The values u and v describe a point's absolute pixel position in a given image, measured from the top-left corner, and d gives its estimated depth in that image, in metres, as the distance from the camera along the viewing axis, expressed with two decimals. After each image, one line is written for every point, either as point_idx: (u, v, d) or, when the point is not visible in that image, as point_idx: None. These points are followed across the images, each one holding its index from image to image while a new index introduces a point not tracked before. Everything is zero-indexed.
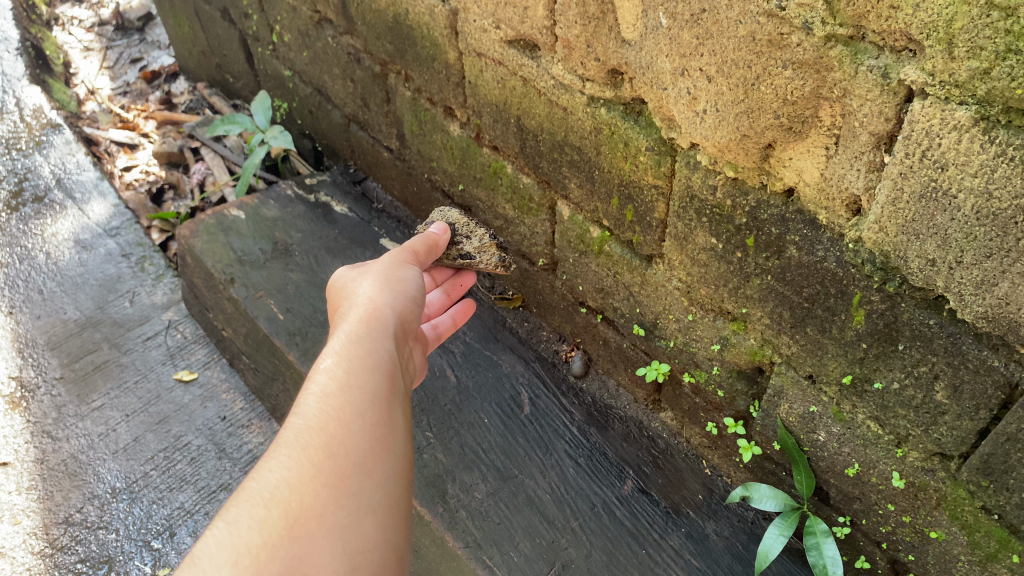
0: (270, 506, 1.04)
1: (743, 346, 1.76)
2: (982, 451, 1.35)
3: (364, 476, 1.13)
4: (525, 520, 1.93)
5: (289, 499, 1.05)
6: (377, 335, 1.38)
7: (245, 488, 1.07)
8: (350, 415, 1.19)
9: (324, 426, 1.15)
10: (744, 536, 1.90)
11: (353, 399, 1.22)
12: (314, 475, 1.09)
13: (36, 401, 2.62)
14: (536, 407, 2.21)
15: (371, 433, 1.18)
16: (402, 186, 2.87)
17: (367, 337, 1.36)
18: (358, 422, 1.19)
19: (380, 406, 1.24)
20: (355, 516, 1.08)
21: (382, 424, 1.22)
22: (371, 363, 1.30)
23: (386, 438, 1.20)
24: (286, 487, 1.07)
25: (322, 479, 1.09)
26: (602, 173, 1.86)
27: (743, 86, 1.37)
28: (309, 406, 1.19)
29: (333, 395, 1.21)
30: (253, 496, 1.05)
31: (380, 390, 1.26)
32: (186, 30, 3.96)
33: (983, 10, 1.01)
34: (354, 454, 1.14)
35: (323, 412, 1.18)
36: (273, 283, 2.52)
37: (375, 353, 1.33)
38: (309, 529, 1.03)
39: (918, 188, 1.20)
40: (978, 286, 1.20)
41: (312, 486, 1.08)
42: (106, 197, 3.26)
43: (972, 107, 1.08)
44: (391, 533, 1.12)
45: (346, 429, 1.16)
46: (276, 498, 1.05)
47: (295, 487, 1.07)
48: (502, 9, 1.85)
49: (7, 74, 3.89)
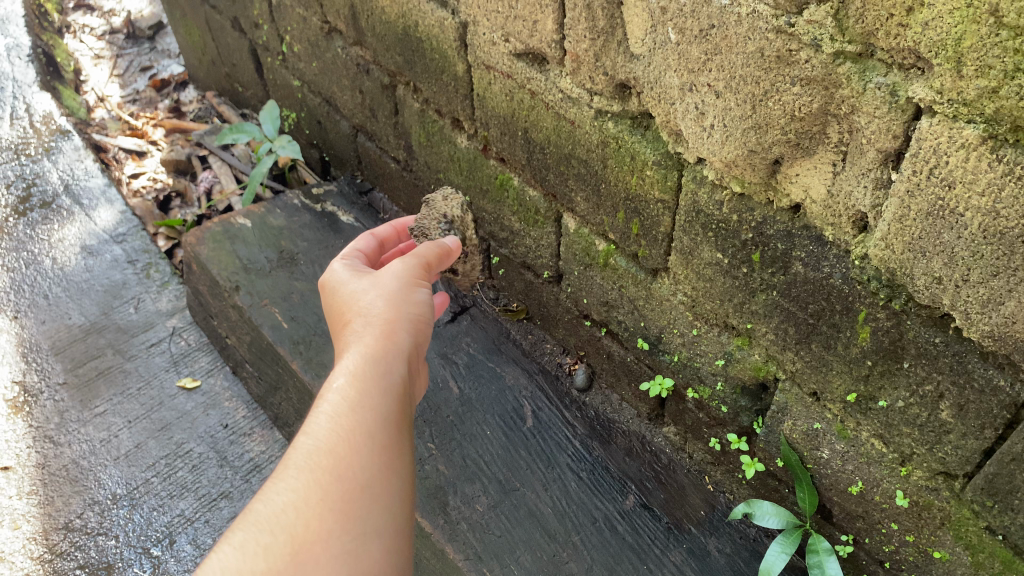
0: (276, 531, 1.05)
1: (747, 362, 1.76)
2: (987, 471, 1.35)
3: (370, 500, 1.14)
4: (526, 534, 1.92)
5: (295, 524, 1.06)
6: (390, 351, 1.37)
7: (251, 510, 1.07)
8: (360, 436, 1.19)
9: (334, 449, 1.15)
10: (745, 553, 1.89)
11: (364, 420, 1.22)
12: (321, 499, 1.09)
13: (39, 406, 2.62)
14: (539, 419, 2.21)
15: (380, 456, 1.19)
16: (408, 197, 2.88)
17: (379, 355, 1.35)
18: (368, 444, 1.19)
19: (389, 427, 1.24)
20: (360, 541, 1.09)
21: (390, 447, 1.22)
22: (382, 382, 1.30)
23: (393, 460, 1.21)
24: (293, 510, 1.07)
25: (329, 503, 1.09)
26: (609, 187, 1.86)
27: (751, 102, 1.37)
28: (320, 425, 1.19)
29: (343, 416, 1.21)
30: (259, 519, 1.06)
31: (389, 411, 1.26)
32: (197, 39, 3.99)
33: (992, 29, 1.01)
34: (362, 478, 1.15)
35: (334, 433, 1.18)
36: (279, 291, 2.53)
37: (386, 372, 1.32)
38: (313, 554, 1.04)
39: (924, 206, 1.20)
40: (984, 305, 1.20)
41: (319, 510, 1.08)
42: (113, 204, 3.27)
43: (979, 125, 1.08)
44: (392, 558, 1.12)
45: (356, 451, 1.17)
46: (282, 522, 1.06)
47: (302, 510, 1.07)
48: (512, 22, 1.86)
49: (18, 80, 3.91)
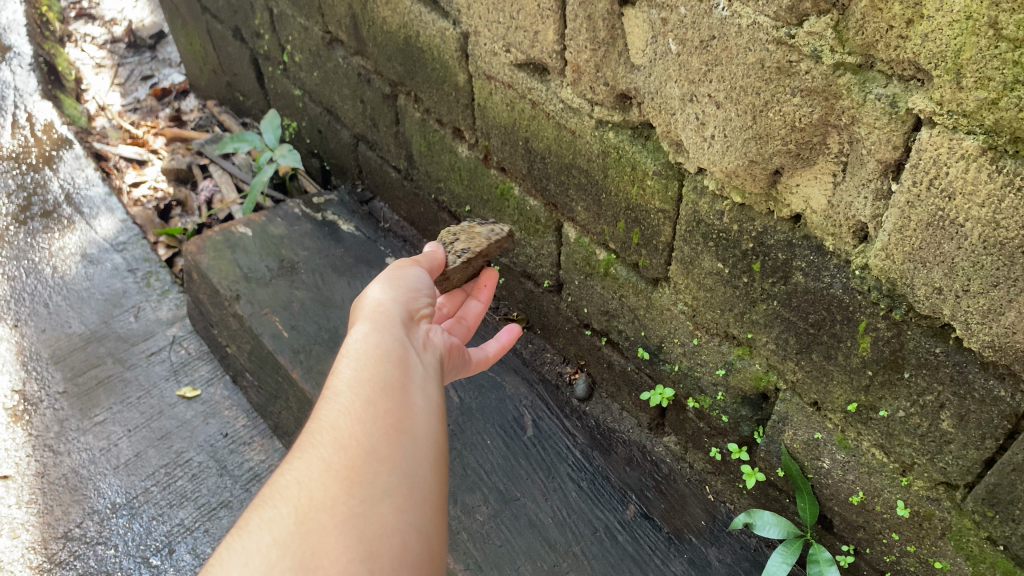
0: (280, 506, 0.95)
1: (748, 371, 1.76)
2: (987, 481, 1.35)
3: (381, 461, 1.02)
4: (527, 544, 1.92)
5: (297, 496, 0.96)
6: (388, 327, 1.28)
7: (259, 497, 0.99)
8: (362, 404, 1.09)
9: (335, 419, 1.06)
10: (747, 563, 1.89)
11: (367, 387, 1.12)
12: (325, 467, 0.99)
13: (39, 414, 2.62)
14: (539, 429, 2.20)
15: (384, 419, 1.08)
16: (409, 206, 2.89)
17: (378, 331, 1.26)
18: (372, 410, 1.09)
19: (394, 390, 1.14)
20: (373, 500, 0.97)
21: (399, 409, 1.11)
22: (382, 353, 1.21)
23: (404, 421, 1.09)
24: (295, 484, 0.97)
25: (332, 470, 0.99)
26: (609, 197, 1.87)
27: (752, 112, 1.38)
28: (322, 404, 1.10)
29: (343, 389, 1.12)
30: (264, 502, 0.97)
31: (393, 377, 1.16)
32: (198, 49, 4.00)
33: (991, 41, 1.02)
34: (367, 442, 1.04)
35: (335, 404, 1.09)
36: (279, 300, 2.53)
37: (387, 345, 1.23)
38: (319, 521, 0.93)
39: (924, 217, 1.21)
40: (984, 316, 1.20)
41: (323, 478, 0.98)
42: (114, 213, 3.28)
43: (979, 136, 1.08)
44: (417, 514, 0.99)
45: (358, 418, 1.07)
46: (285, 497, 0.96)
47: (304, 482, 0.97)
48: (513, 33, 1.88)
49: (19, 89, 3.92)
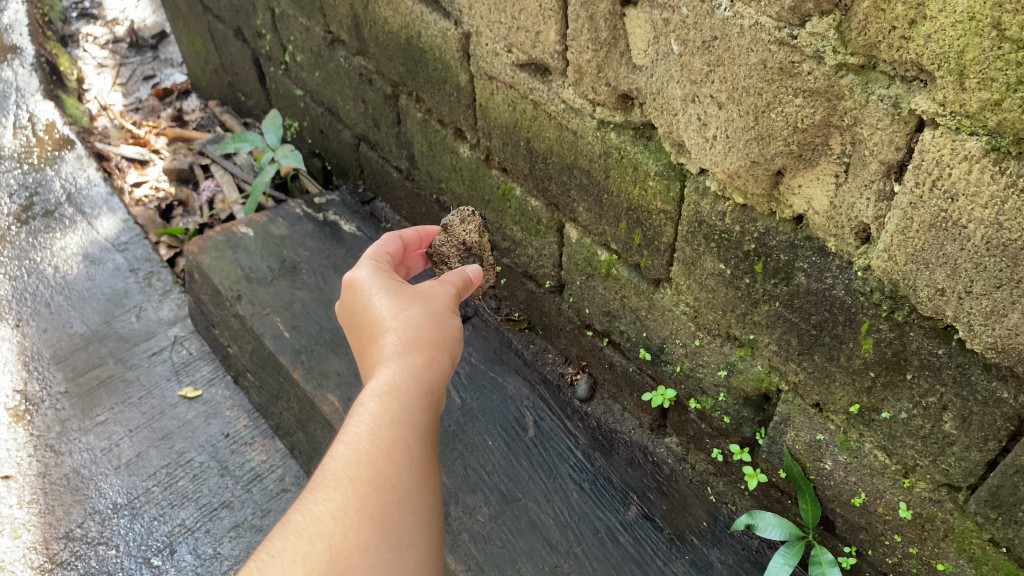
0: (315, 539, 1.02)
1: (750, 372, 1.75)
2: (990, 483, 1.34)
3: (407, 512, 1.13)
4: (528, 545, 1.92)
5: (334, 533, 1.03)
6: (424, 369, 1.37)
7: (289, 519, 1.04)
8: (398, 451, 1.18)
9: (373, 462, 1.14)
10: (748, 565, 1.89)
11: (402, 432, 1.22)
12: (360, 509, 1.08)
13: (40, 414, 2.62)
14: (540, 430, 2.20)
15: (416, 471, 1.18)
16: (411, 207, 2.88)
17: (415, 372, 1.34)
18: (405, 459, 1.18)
19: (423, 441, 1.24)
20: (397, 551, 1.08)
21: (425, 463, 1.22)
22: (415, 398, 1.30)
23: (426, 475, 1.20)
24: (332, 519, 1.05)
25: (367, 514, 1.08)
26: (611, 197, 1.87)
27: (753, 113, 1.37)
28: (357, 436, 1.18)
29: (380, 430, 1.20)
30: (297, 527, 1.03)
31: (423, 428, 1.26)
32: (199, 49, 4.01)
33: (994, 42, 1.01)
34: (398, 491, 1.14)
35: (372, 443, 1.17)
36: (281, 301, 2.53)
37: (421, 390, 1.32)
38: (353, 564, 1.02)
39: (928, 218, 1.20)
40: (987, 317, 1.20)
41: (358, 520, 1.07)
42: (116, 213, 3.28)
43: (982, 138, 1.08)
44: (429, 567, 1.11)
45: (393, 466, 1.16)
46: (321, 530, 1.03)
47: (342, 520, 1.05)
48: (514, 33, 1.87)
49: (21, 89, 3.92)
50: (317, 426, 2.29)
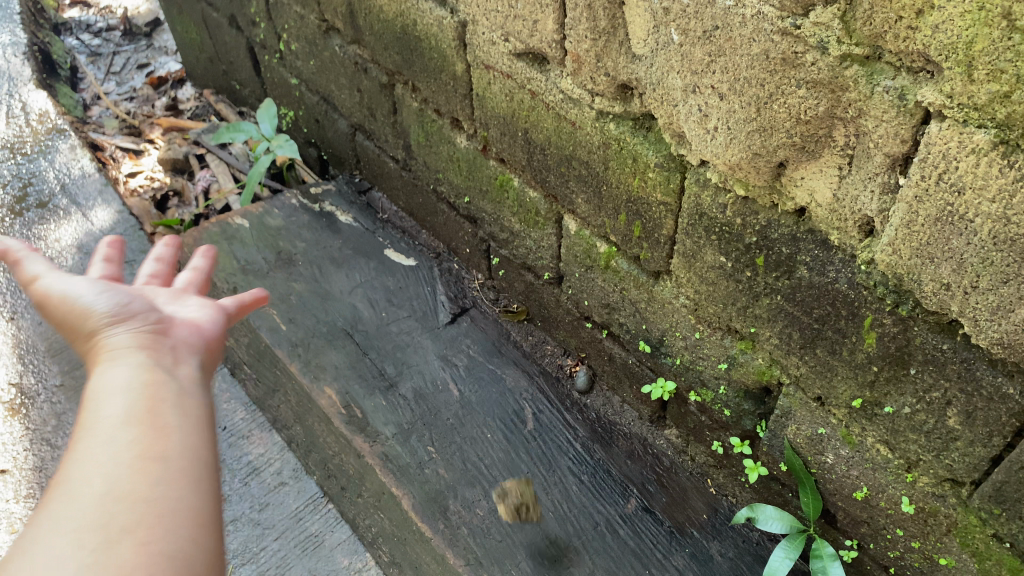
0: (60, 527, 0.91)
1: (751, 366, 1.73)
2: (995, 479, 1.32)
3: (166, 481, 1.00)
4: (528, 539, 1.90)
5: (74, 519, 0.92)
6: (185, 346, 1.24)
7: (37, 517, 0.94)
8: (150, 424, 1.06)
9: (65, 480, 0.97)
10: (749, 557, 1.87)
11: (161, 406, 1.10)
12: (104, 490, 0.96)
13: (36, 408, 2.60)
14: (540, 422, 2.19)
15: (165, 440, 1.05)
16: (407, 197, 2.85)
17: (172, 347, 1.22)
18: (161, 428, 1.07)
19: (185, 410, 1.12)
20: (155, 522, 0.95)
21: (184, 429, 1.09)
22: (170, 371, 1.17)
23: (152, 451, 1.03)
24: (73, 507, 0.94)
25: (109, 492, 0.96)
26: (610, 189, 1.84)
27: (755, 104, 1.35)
28: (107, 416, 1.06)
29: (81, 443, 1.03)
30: (43, 521, 0.92)
31: (185, 397, 1.14)
32: (194, 37, 3.96)
33: (1003, 32, 0.99)
34: (102, 489, 0.96)
35: (117, 421, 1.05)
36: (277, 293, 2.50)
37: (177, 363, 1.19)
38: (96, 542, 0.90)
39: (933, 212, 1.18)
40: (993, 312, 1.17)
41: (104, 501, 0.95)
42: (110, 204, 3.25)
43: (991, 130, 1.05)
44: (163, 543, 0.93)
45: (95, 466, 0.99)
46: (57, 520, 0.92)
47: (82, 505, 0.94)
48: (511, 21, 1.84)
49: (14, 78, 3.89)
50: (315, 420, 2.27)
